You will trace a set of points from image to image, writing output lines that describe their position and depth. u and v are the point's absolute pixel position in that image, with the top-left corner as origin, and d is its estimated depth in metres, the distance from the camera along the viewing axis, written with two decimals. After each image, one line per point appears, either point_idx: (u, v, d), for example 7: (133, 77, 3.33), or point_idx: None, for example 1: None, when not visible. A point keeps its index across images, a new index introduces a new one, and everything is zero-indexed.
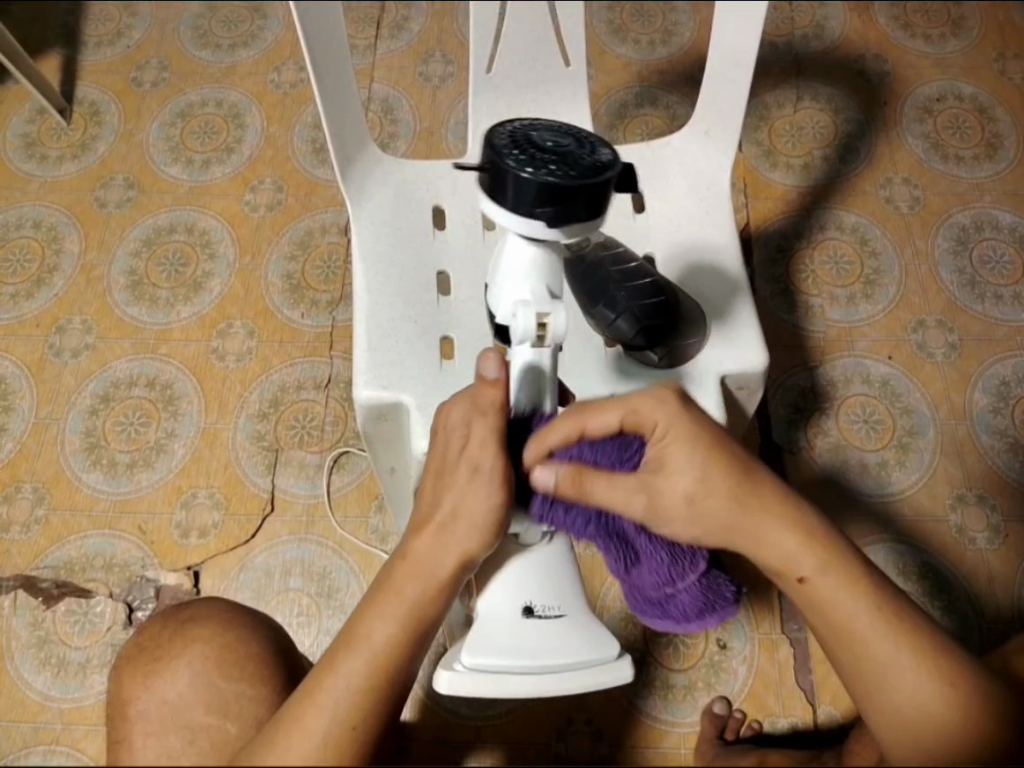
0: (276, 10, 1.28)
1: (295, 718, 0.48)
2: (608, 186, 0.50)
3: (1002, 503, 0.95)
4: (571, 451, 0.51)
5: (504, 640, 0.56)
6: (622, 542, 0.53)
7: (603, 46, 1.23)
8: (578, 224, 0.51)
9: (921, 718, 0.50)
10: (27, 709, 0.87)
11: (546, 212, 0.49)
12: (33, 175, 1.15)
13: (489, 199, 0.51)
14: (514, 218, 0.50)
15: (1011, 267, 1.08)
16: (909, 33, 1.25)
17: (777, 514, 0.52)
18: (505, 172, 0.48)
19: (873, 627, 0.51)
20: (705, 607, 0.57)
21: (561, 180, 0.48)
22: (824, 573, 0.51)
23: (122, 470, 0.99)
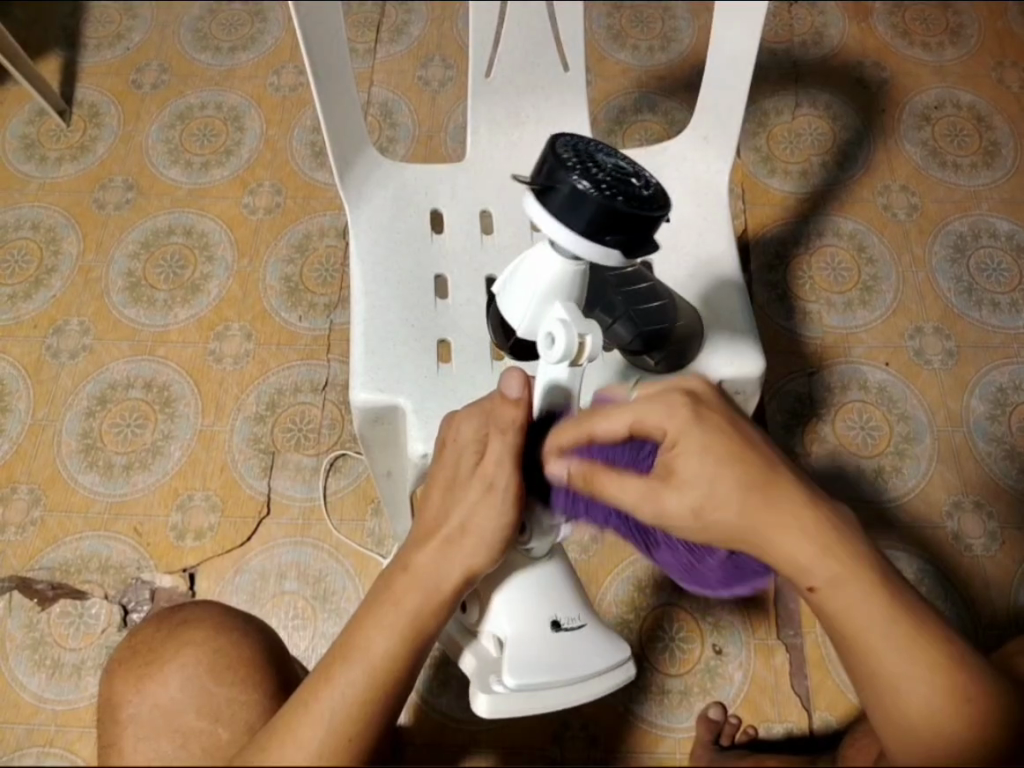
0: (275, 13, 1.28)
1: (290, 729, 0.47)
2: (659, 222, 0.53)
3: (998, 510, 0.95)
4: (583, 450, 0.54)
5: (542, 658, 0.59)
6: (642, 531, 0.56)
7: (602, 52, 1.24)
8: (622, 251, 0.53)
9: (927, 730, 0.49)
10: (21, 711, 0.87)
11: (593, 230, 0.52)
12: (32, 176, 1.15)
13: (537, 203, 0.54)
14: (559, 226, 0.53)
15: (1008, 275, 1.08)
16: (907, 41, 1.25)
17: (786, 530, 0.49)
18: (568, 184, 0.52)
19: (886, 639, 0.49)
20: (730, 578, 0.56)
21: (615, 204, 0.51)
22: (838, 587, 0.49)
23: (118, 473, 0.99)
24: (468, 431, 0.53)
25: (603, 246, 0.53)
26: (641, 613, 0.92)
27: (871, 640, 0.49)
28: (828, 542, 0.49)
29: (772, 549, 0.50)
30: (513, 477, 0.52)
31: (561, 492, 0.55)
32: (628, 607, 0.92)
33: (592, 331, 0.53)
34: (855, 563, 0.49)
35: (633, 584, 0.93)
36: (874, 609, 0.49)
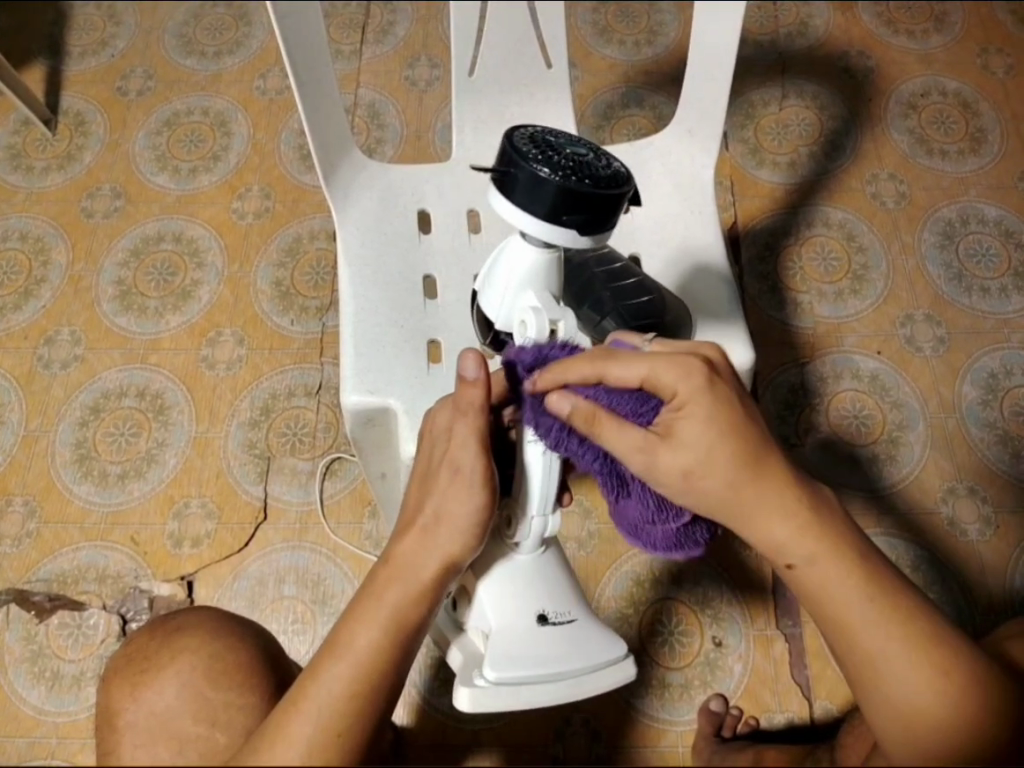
0: (260, 17, 1.28)
1: (281, 726, 0.47)
2: (620, 200, 0.53)
3: (993, 495, 0.96)
4: (588, 391, 0.52)
5: (525, 649, 0.57)
6: (618, 478, 0.54)
7: (588, 48, 1.24)
8: (586, 231, 0.54)
9: (910, 709, 0.49)
10: (22, 723, 0.87)
11: (554, 213, 0.53)
12: (20, 187, 1.15)
13: (500, 194, 0.54)
14: (522, 213, 0.53)
15: (998, 260, 1.09)
16: (892, 30, 1.25)
17: (771, 509, 0.51)
18: (527, 172, 0.52)
19: (863, 616, 0.50)
20: (674, 544, 0.56)
21: (573, 185, 0.51)
22: (813, 564, 0.51)
23: (113, 482, 0.98)
24: (438, 420, 0.55)
25: (567, 229, 0.53)
26: (639, 608, 0.92)
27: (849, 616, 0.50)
28: (808, 522, 0.51)
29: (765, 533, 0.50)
30: (478, 457, 0.53)
31: (554, 423, 0.53)
32: (626, 602, 0.92)
33: (564, 317, 0.57)
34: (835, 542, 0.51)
35: (631, 579, 0.93)
36: (850, 586, 0.50)
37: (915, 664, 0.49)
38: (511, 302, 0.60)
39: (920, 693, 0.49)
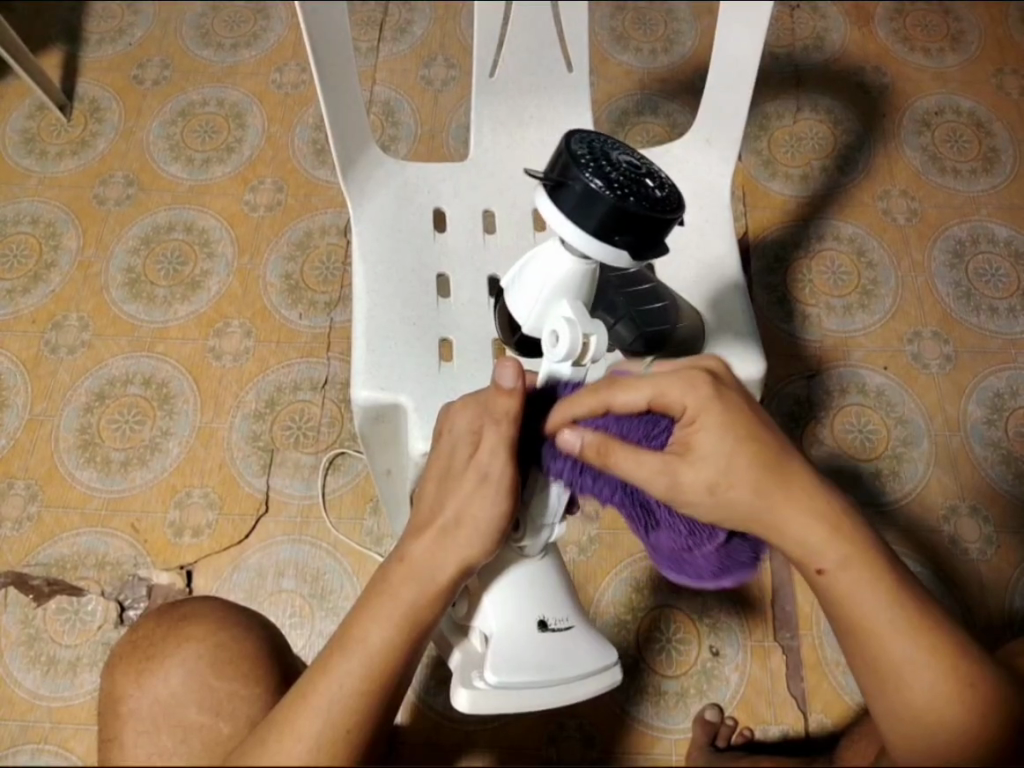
0: (278, 10, 1.28)
1: (288, 721, 0.48)
2: (671, 225, 0.53)
3: (995, 514, 0.96)
4: (598, 421, 0.51)
5: (526, 655, 0.58)
6: (643, 507, 0.54)
7: (605, 54, 1.24)
8: (633, 252, 0.54)
9: (933, 720, 0.49)
10: (16, 707, 0.87)
11: (604, 230, 0.53)
12: (32, 171, 1.15)
13: (549, 199, 0.54)
14: (570, 224, 0.53)
15: (1007, 281, 1.09)
16: (908, 47, 1.25)
17: (782, 523, 0.51)
18: (582, 185, 0.52)
19: (892, 624, 0.50)
20: (722, 568, 0.56)
21: (626, 205, 0.51)
22: (846, 568, 0.51)
23: (115, 469, 0.98)
24: (463, 424, 0.54)
25: (613, 247, 0.53)
26: (638, 614, 0.92)
27: (878, 626, 0.50)
28: (837, 525, 0.51)
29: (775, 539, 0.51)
30: (506, 469, 0.52)
31: (566, 462, 0.53)
32: (624, 608, 0.92)
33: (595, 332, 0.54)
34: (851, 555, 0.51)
35: (630, 586, 0.93)
36: (875, 595, 0.50)
37: (942, 676, 0.49)
38: (542, 307, 0.60)
39: (944, 706, 0.49)
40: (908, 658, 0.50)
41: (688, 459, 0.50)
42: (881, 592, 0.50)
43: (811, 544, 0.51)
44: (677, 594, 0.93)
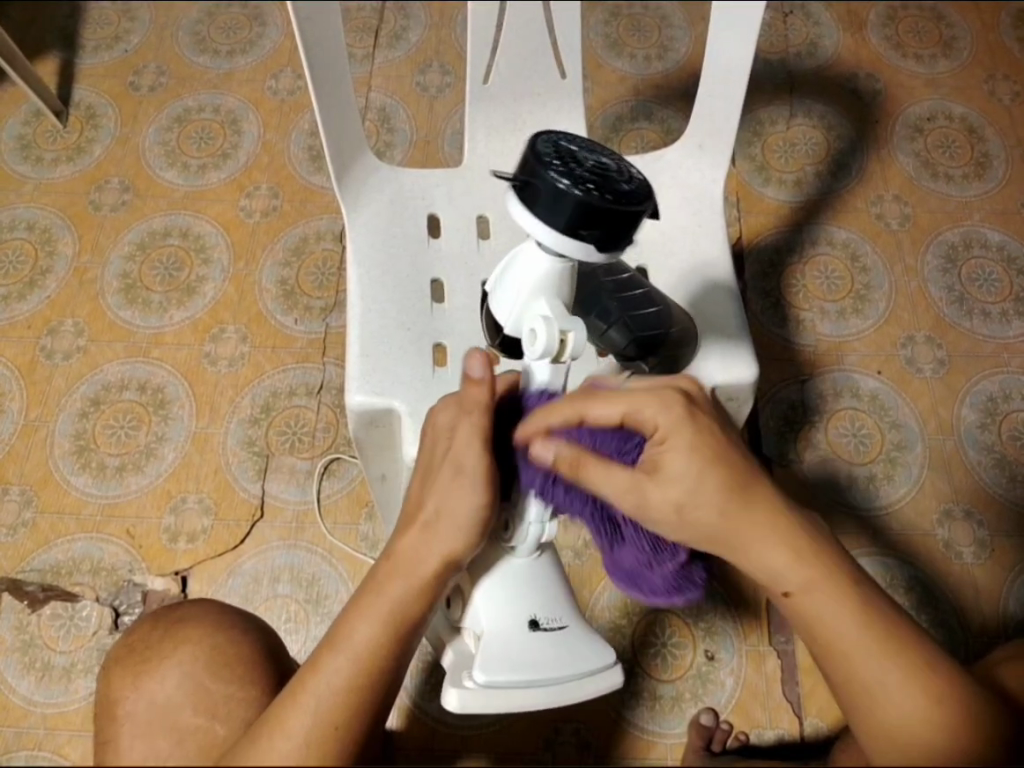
0: (274, 17, 1.29)
1: (278, 719, 0.48)
2: (638, 217, 0.53)
3: (989, 519, 0.96)
4: (572, 433, 0.52)
5: (517, 656, 0.58)
6: (611, 524, 0.55)
7: (599, 60, 1.25)
8: (601, 246, 0.54)
9: (911, 741, 0.48)
10: (10, 713, 0.87)
11: (572, 227, 0.53)
12: (28, 177, 1.15)
13: (518, 198, 0.54)
14: (538, 222, 0.53)
15: (1000, 286, 1.09)
16: (901, 54, 1.26)
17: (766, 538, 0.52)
18: (547, 183, 0.52)
19: (862, 641, 0.50)
20: (674, 588, 0.57)
21: (593, 201, 0.51)
22: (810, 592, 0.51)
23: (111, 475, 0.98)
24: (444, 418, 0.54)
25: (584, 243, 0.54)
26: (634, 618, 0.92)
27: (848, 646, 0.50)
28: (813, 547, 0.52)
29: (757, 552, 0.52)
30: (479, 461, 0.52)
31: (538, 475, 0.53)
32: (620, 613, 0.93)
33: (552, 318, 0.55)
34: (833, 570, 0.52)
35: (625, 590, 0.93)
36: (845, 613, 0.51)
37: (915, 691, 0.49)
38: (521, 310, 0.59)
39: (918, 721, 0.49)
40: (877, 677, 0.50)
41: (666, 480, 0.51)
42: (852, 610, 0.51)
43: (796, 552, 0.51)
44: None
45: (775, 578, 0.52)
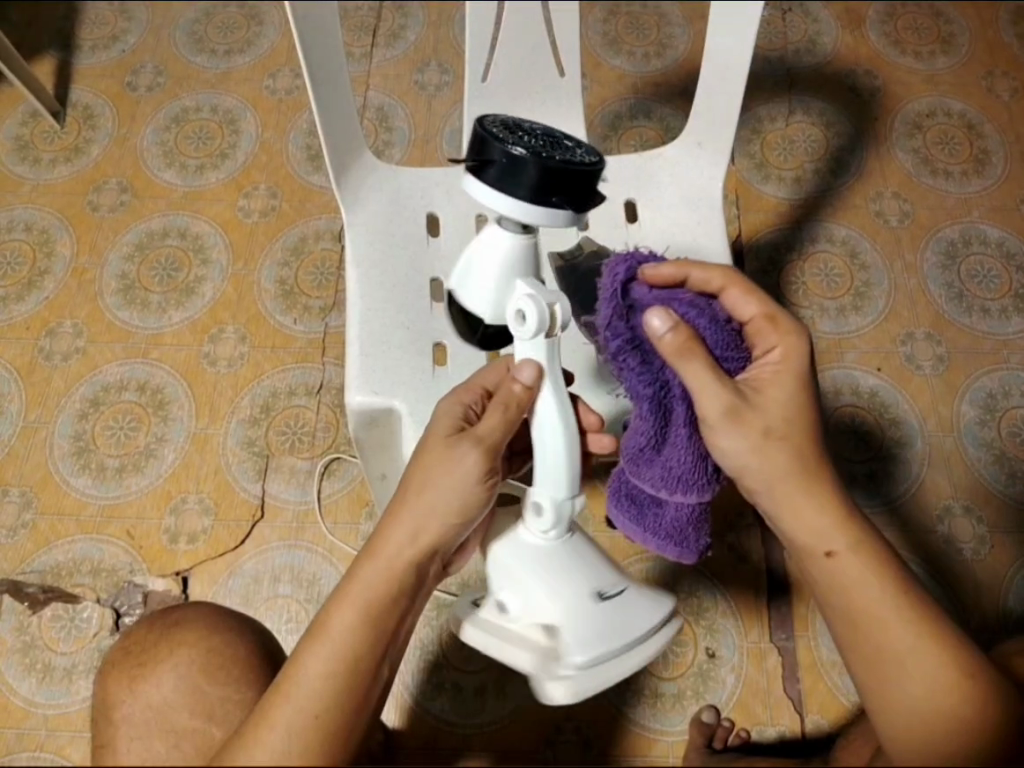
0: (271, 16, 1.29)
1: (263, 715, 0.48)
2: (591, 178, 0.57)
3: (989, 515, 0.96)
4: (686, 312, 0.54)
5: (590, 632, 0.55)
6: (663, 418, 0.54)
7: (598, 58, 1.24)
8: (562, 209, 0.57)
9: (933, 709, 0.50)
10: (11, 715, 0.87)
11: (535, 193, 0.56)
12: (26, 178, 1.15)
13: (478, 177, 0.58)
14: (502, 196, 0.57)
15: (999, 282, 1.09)
16: (900, 50, 1.26)
17: (811, 502, 0.53)
18: (501, 152, 0.56)
19: (891, 606, 0.52)
20: (677, 533, 0.58)
21: (549, 162, 0.55)
22: (853, 554, 0.53)
23: (111, 476, 0.98)
24: (455, 406, 0.56)
25: (548, 209, 0.57)
26: None
27: (880, 614, 0.52)
28: (850, 518, 0.54)
29: (798, 517, 0.54)
30: (479, 454, 0.53)
31: (624, 335, 0.54)
32: None
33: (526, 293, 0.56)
34: (869, 540, 0.54)
35: None
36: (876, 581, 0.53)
37: (940, 662, 0.51)
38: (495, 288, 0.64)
39: (937, 697, 0.50)
40: (905, 647, 0.51)
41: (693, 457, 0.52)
42: (883, 581, 0.53)
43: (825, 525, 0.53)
44: (673, 596, 0.94)
45: (817, 539, 0.54)
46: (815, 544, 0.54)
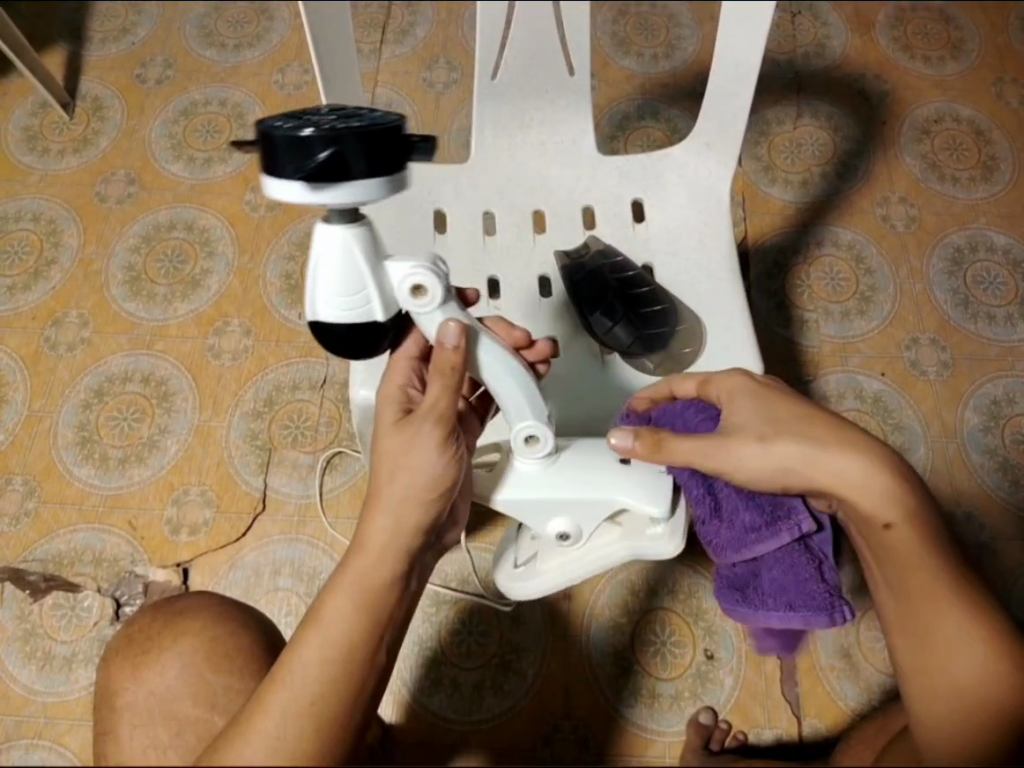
0: (281, 12, 1.29)
1: (259, 705, 0.45)
2: (403, 143, 0.45)
3: (991, 522, 0.96)
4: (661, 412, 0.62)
5: (631, 488, 0.60)
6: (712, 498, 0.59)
7: (606, 58, 1.24)
8: (381, 181, 0.44)
9: (967, 693, 0.50)
10: (10, 702, 0.87)
11: (339, 171, 0.42)
12: (34, 168, 1.15)
13: (271, 178, 0.43)
14: (302, 191, 0.43)
15: (1005, 289, 1.09)
16: (909, 55, 1.26)
17: (867, 475, 0.52)
18: (284, 138, 0.41)
19: (938, 587, 0.52)
20: (810, 599, 0.57)
21: (343, 130, 0.41)
22: (907, 531, 0.52)
23: (114, 466, 0.98)
24: (393, 386, 0.55)
25: (353, 182, 0.43)
26: (633, 617, 0.93)
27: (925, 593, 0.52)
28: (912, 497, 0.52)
29: (854, 488, 0.52)
30: (435, 428, 0.51)
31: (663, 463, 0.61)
32: (619, 611, 0.93)
33: (374, 284, 0.48)
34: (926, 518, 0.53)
35: (625, 588, 0.94)
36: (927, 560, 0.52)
37: (976, 650, 0.51)
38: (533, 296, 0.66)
39: (980, 676, 0.51)
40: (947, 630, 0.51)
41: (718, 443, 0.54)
42: (934, 562, 0.52)
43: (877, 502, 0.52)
44: (672, 598, 0.94)
45: (876, 512, 0.52)
46: (874, 517, 0.52)
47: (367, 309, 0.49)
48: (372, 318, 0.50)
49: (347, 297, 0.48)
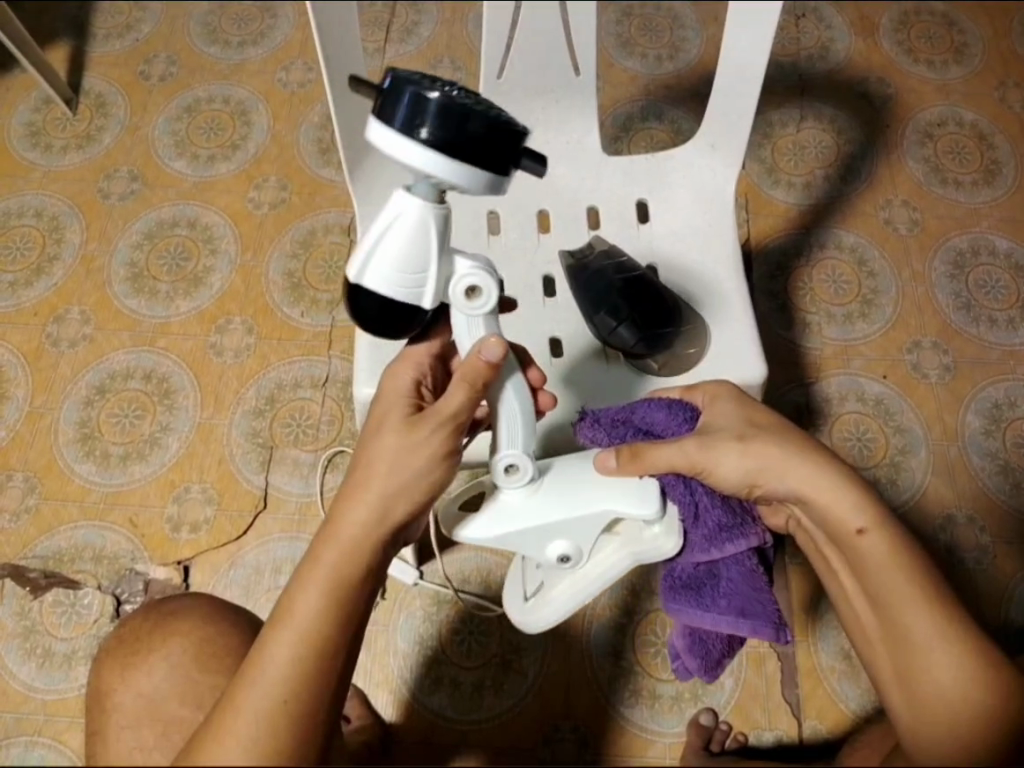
0: (285, 10, 1.29)
1: (233, 700, 0.46)
2: (517, 142, 0.49)
3: (991, 526, 0.96)
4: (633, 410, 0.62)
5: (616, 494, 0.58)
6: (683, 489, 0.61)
7: (611, 59, 1.25)
8: (479, 170, 0.48)
9: (946, 706, 0.50)
10: (10, 699, 0.87)
11: (443, 143, 0.46)
12: (37, 165, 1.15)
13: (381, 122, 0.48)
14: (405, 145, 0.47)
15: (1007, 293, 1.09)
16: (912, 58, 1.26)
17: (832, 483, 0.56)
18: (413, 91, 0.46)
19: (911, 595, 0.53)
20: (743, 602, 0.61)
21: (463, 103, 0.46)
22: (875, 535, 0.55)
23: (115, 463, 0.98)
24: (403, 381, 0.55)
25: (458, 164, 0.47)
26: (632, 618, 0.92)
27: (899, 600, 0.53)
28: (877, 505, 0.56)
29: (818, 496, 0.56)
30: (441, 433, 0.51)
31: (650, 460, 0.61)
32: (618, 611, 0.93)
33: (434, 269, 0.51)
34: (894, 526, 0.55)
35: (625, 589, 0.93)
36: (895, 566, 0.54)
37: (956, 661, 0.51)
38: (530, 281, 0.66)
39: (966, 685, 0.50)
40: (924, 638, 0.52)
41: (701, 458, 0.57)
42: (904, 568, 0.54)
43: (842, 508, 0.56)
44: None
45: (846, 516, 0.55)
46: (846, 522, 0.55)
47: (419, 291, 0.52)
48: (418, 302, 0.52)
49: (404, 272, 0.50)
